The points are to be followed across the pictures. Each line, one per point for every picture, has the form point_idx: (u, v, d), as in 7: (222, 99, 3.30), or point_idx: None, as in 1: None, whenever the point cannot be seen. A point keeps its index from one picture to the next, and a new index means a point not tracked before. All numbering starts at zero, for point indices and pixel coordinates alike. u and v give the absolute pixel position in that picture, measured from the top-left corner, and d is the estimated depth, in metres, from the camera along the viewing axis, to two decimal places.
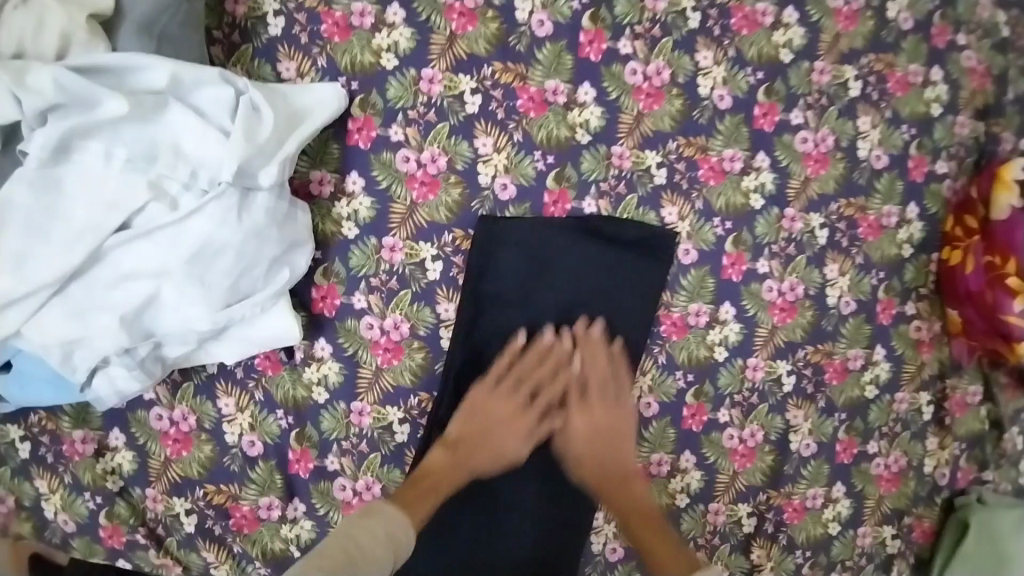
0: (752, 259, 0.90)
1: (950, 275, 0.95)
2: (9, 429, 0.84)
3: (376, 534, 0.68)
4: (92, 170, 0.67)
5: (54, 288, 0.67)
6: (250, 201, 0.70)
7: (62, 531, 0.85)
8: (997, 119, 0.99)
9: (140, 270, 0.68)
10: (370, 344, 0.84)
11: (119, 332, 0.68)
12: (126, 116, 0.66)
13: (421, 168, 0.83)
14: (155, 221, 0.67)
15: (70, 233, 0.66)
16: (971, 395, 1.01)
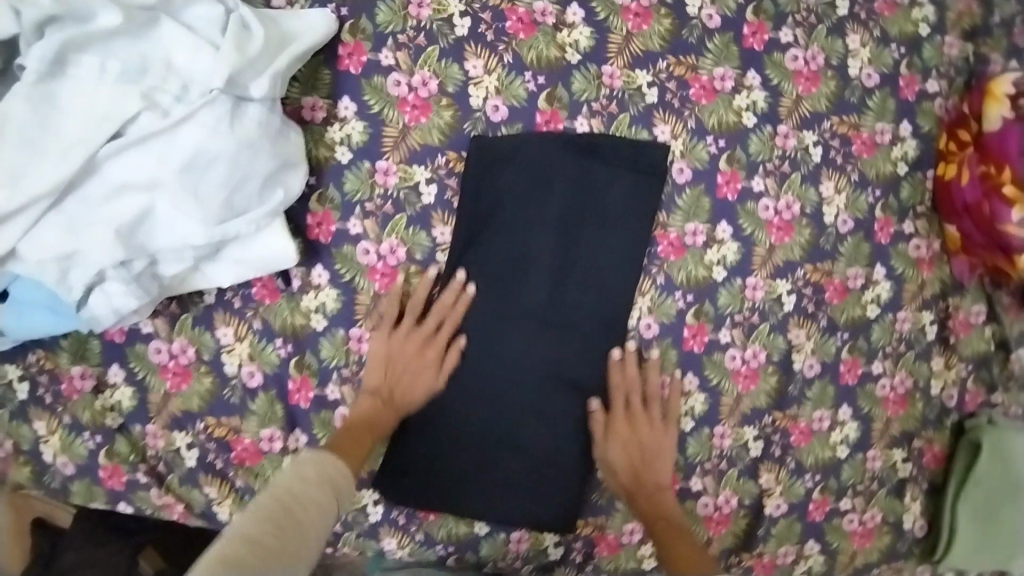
0: (747, 177, 0.90)
1: (946, 190, 0.95)
2: (8, 368, 0.82)
3: (315, 479, 0.70)
4: (85, 84, 0.67)
5: (50, 201, 0.66)
6: (243, 112, 0.70)
7: (61, 474, 0.83)
8: (985, 39, 1.00)
9: (134, 182, 0.68)
10: (367, 269, 0.84)
11: (115, 245, 0.67)
12: (119, 29, 0.66)
13: (412, 92, 0.84)
14: (149, 130, 0.67)
15: (65, 145, 0.66)
16: (974, 315, 1.01)
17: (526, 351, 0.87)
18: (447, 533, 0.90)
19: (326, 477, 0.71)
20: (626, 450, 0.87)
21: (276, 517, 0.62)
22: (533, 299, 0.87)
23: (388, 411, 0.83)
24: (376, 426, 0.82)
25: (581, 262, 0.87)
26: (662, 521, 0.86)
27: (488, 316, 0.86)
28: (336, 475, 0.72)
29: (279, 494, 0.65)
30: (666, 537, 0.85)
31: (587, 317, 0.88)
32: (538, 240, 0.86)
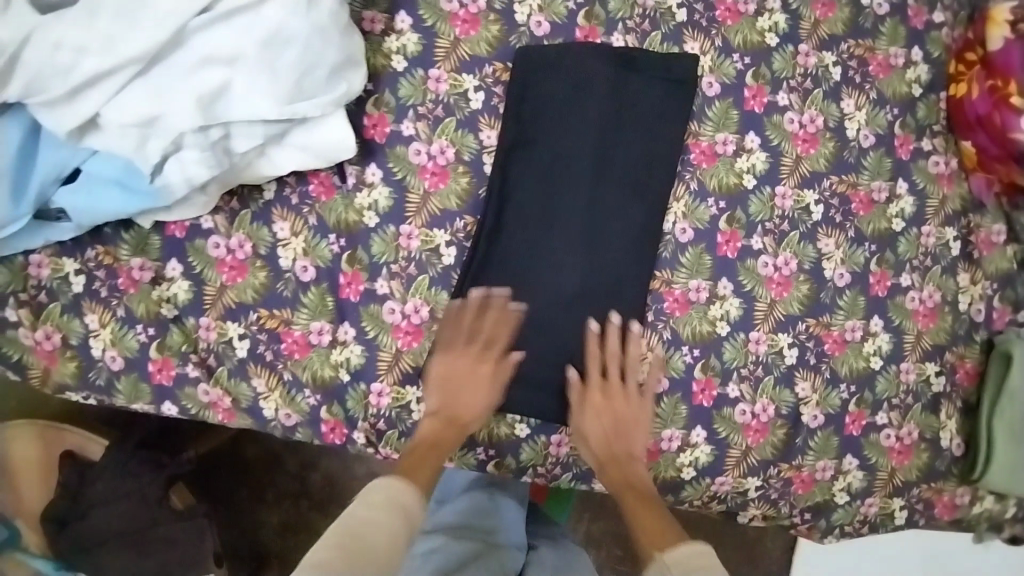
0: (772, 92, 0.96)
1: (958, 105, 1.01)
2: (66, 262, 0.87)
3: (385, 503, 0.71)
4: None
5: (140, 67, 0.75)
6: (317, 1, 0.78)
7: (108, 369, 0.87)
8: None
9: (216, 56, 0.76)
10: (418, 169, 0.90)
11: (195, 110, 0.75)
12: None
13: (463, 8, 0.91)
14: (235, 8, 0.75)
15: (157, 16, 0.74)
16: (996, 235, 1.04)
17: (567, 247, 0.91)
18: (488, 434, 0.90)
19: (399, 503, 0.71)
20: (599, 422, 0.87)
21: (339, 551, 0.64)
22: (574, 197, 0.91)
23: (454, 429, 0.84)
24: (437, 443, 0.83)
25: (618, 165, 0.92)
26: (636, 493, 0.83)
27: (532, 212, 0.90)
28: (409, 500, 0.72)
29: (345, 529, 0.66)
30: (634, 506, 0.81)
31: (625, 217, 0.92)
32: (579, 143, 0.91)
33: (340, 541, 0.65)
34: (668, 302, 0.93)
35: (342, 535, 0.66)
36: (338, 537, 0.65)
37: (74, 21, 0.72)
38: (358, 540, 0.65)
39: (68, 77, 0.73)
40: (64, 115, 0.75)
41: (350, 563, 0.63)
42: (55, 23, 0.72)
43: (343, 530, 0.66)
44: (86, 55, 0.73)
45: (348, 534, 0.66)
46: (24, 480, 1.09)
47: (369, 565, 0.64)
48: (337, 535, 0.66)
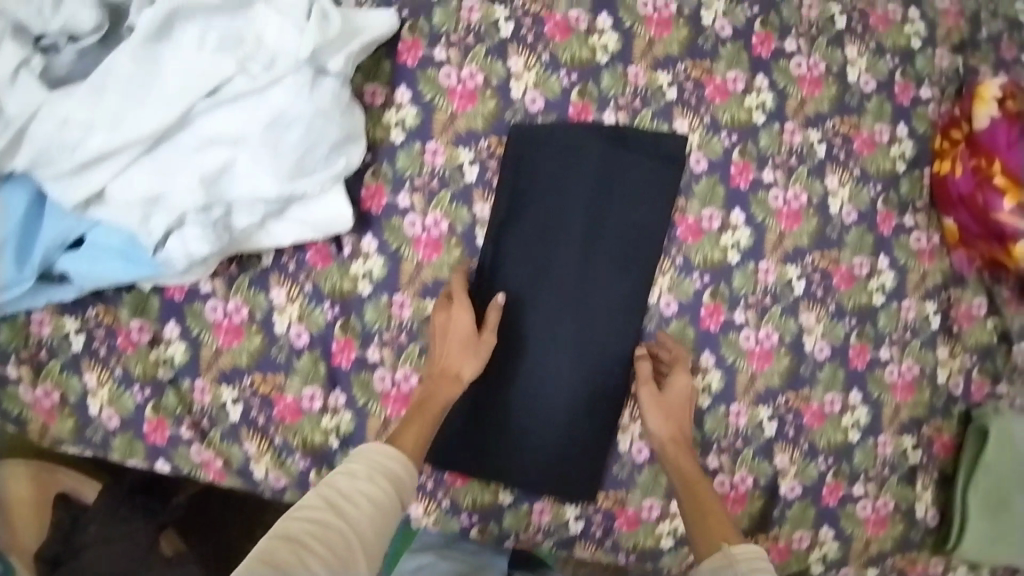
0: (758, 169, 0.98)
1: (942, 183, 1.02)
2: (67, 320, 0.90)
3: (370, 472, 0.73)
4: (187, 49, 0.77)
5: (145, 146, 0.76)
6: (320, 83, 0.79)
7: (104, 428, 0.90)
8: (974, 52, 1.10)
9: (220, 137, 0.78)
10: (412, 240, 0.92)
11: (198, 189, 0.77)
12: (220, 6, 0.78)
13: (461, 83, 0.93)
14: (241, 91, 0.77)
15: (164, 99, 0.76)
16: (976, 307, 1.06)
17: (557, 315, 0.93)
18: (473, 501, 0.93)
19: (383, 470, 0.74)
20: (666, 404, 0.91)
21: (316, 518, 0.67)
22: (564, 267, 0.94)
23: (445, 385, 0.85)
24: (445, 401, 0.85)
25: (608, 236, 0.94)
26: (690, 488, 0.87)
27: (524, 281, 0.93)
28: (396, 468, 0.75)
29: (326, 494, 0.69)
30: (701, 501, 0.85)
31: (615, 286, 0.94)
32: (571, 215, 0.94)
33: (318, 506, 0.68)
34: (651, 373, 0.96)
35: (322, 502, 0.69)
36: (313, 503, 0.68)
37: (82, 100, 0.74)
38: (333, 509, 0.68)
39: (74, 152, 0.75)
40: (69, 188, 0.76)
41: (325, 530, 0.66)
42: (64, 102, 0.74)
43: (325, 497, 0.69)
44: (92, 132, 0.75)
45: (328, 500, 0.69)
46: (19, 518, 1.11)
47: (347, 531, 0.67)
48: (317, 500, 0.69)
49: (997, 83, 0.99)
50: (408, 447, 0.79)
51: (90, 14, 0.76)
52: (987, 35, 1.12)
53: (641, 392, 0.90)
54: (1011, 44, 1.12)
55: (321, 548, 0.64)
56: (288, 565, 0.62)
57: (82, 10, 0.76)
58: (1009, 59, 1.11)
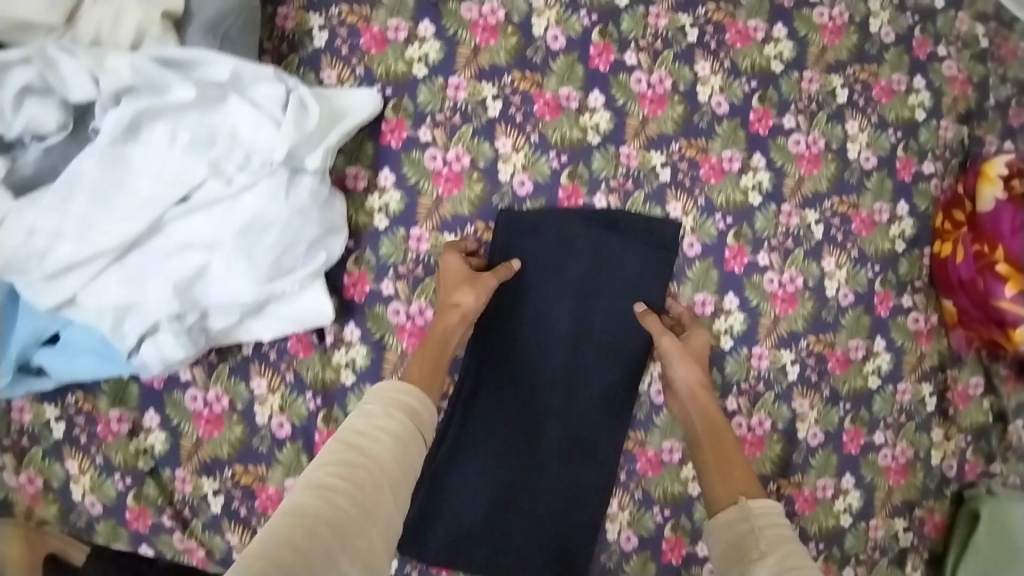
0: (753, 252, 0.96)
1: (942, 266, 0.99)
2: (46, 408, 0.86)
3: (386, 408, 0.70)
4: (157, 150, 0.73)
5: (115, 254, 0.73)
6: (297, 182, 0.77)
7: (87, 514, 0.87)
8: (979, 123, 1.04)
9: (194, 242, 0.75)
10: (397, 328, 0.90)
11: (171, 298, 0.74)
12: (191, 103, 0.73)
13: (446, 166, 0.91)
14: (214, 195, 0.74)
15: (134, 206, 0.72)
16: (972, 387, 1.04)
17: (544, 402, 0.92)
18: None
19: (399, 403, 0.71)
20: (687, 351, 0.88)
21: (342, 461, 0.64)
22: (553, 355, 0.92)
23: (449, 316, 0.84)
24: (445, 332, 0.83)
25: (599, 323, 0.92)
26: (711, 432, 0.84)
27: (513, 367, 0.91)
28: (412, 402, 0.72)
29: (345, 438, 0.67)
30: (725, 451, 0.82)
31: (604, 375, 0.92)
32: (561, 301, 0.92)
33: (341, 450, 0.65)
34: (641, 462, 0.93)
35: (343, 445, 0.66)
36: (336, 449, 0.65)
37: (48, 209, 0.70)
38: (359, 451, 0.65)
39: (43, 261, 0.71)
40: (39, 294, 0.73)
41: (354, 473, 0.64)
42: (29, 210, 0.70)
43: (344, 441, 0.66)
44: (60, 241, 0.71)
45: (348, 442, 0.66)
46: None
47: (375, 472, 0.65)
48: (336, 445, 0.66)
49: (1003, 164, 0.97)
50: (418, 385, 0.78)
51: (55, 114, 0.72)
52: (995, 102, 1.05)
53: (663, 341, 0.88)
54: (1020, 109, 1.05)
55: (353, 491, 0.62)
56: (322, 513, 0.59)
57: (46, 111, 0.72)
58: (1016, 127, 1.04)
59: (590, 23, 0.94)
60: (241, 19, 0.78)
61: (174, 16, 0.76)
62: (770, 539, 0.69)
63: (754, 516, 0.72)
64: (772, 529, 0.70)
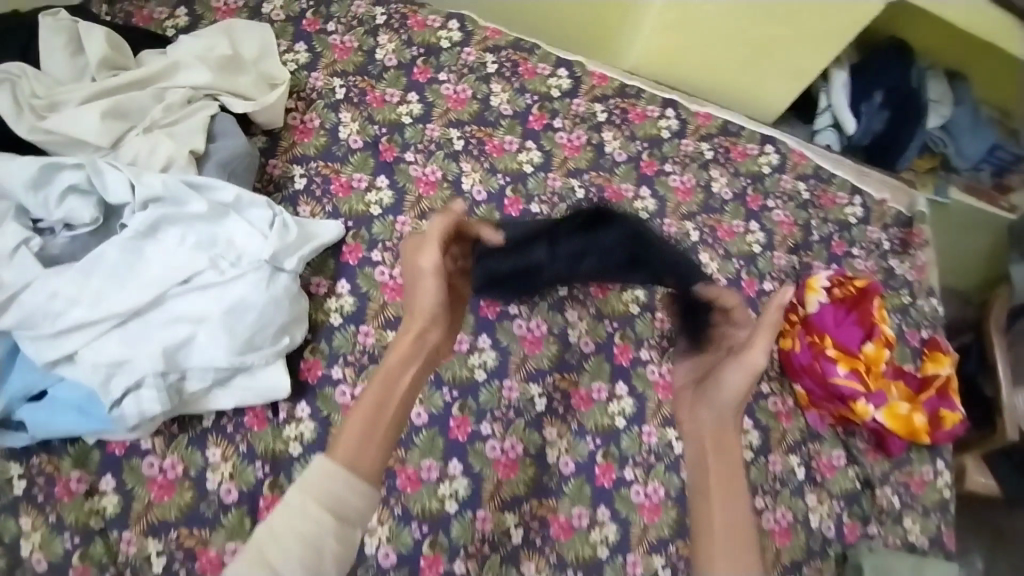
0: (636, 348, 1.20)
1: (786, 357, 1.26)
2: (11, 465, 0.96)
3: (309, 503, 0.81)
4: (167, 247, 0.98)
5: (117, 320, 0.94)
6: (276, 278, 1.00)
7: (31, 570, 0.91)
8: (806, 252, 1.38)
9: (185, 317, 0.95)
10: (342, 407, 1.06)
11: (159, 357, 0.92)
12: (201, 215, 0.99)
13: (392, 279, 1.15)
14: (209, 281, 0.96)
15: (141, 285, 0.95)
16: (835, 458, 1.25)
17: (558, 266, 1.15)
18: None
19: (319, 492, 0.82)
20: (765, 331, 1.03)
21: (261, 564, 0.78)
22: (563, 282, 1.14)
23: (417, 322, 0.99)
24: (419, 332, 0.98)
25: (624, 256, 1.14)
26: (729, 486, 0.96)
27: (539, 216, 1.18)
28: (336, 489, 0.83)
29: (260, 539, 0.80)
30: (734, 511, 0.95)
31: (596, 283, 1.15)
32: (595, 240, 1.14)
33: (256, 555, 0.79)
34: (553, 527, 1.07)
35: (258, 548, 0.80)
36: (252, 556, 0.79)
37: (70, 281, 0.94)
38: (268, 557, 0.79)
39: (54, 320, 0.93)
40: (42, 348, 0.92)
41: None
42: (56, 280, 0.93)
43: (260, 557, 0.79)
44: (74, 305, 0.93)
45: (262, 560, 0.78)
46: None
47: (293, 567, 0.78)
48: (251, 547, 0.80)
49: (823, 276, 1.29)
50: (341, 457, 0.86)
51: (90, 210, 0.99)
52: (820, 237, 1.40)
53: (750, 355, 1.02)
54: (841, 241, 1.42)
55: None
56: None
57: (84, 208, 0.99)
58: (840, 254, 1.40)
59: (505, 182, 1.26)
60: (247, 161, 1.08)
61: (197, 154, 1.06)
62: None
63: None
64: None
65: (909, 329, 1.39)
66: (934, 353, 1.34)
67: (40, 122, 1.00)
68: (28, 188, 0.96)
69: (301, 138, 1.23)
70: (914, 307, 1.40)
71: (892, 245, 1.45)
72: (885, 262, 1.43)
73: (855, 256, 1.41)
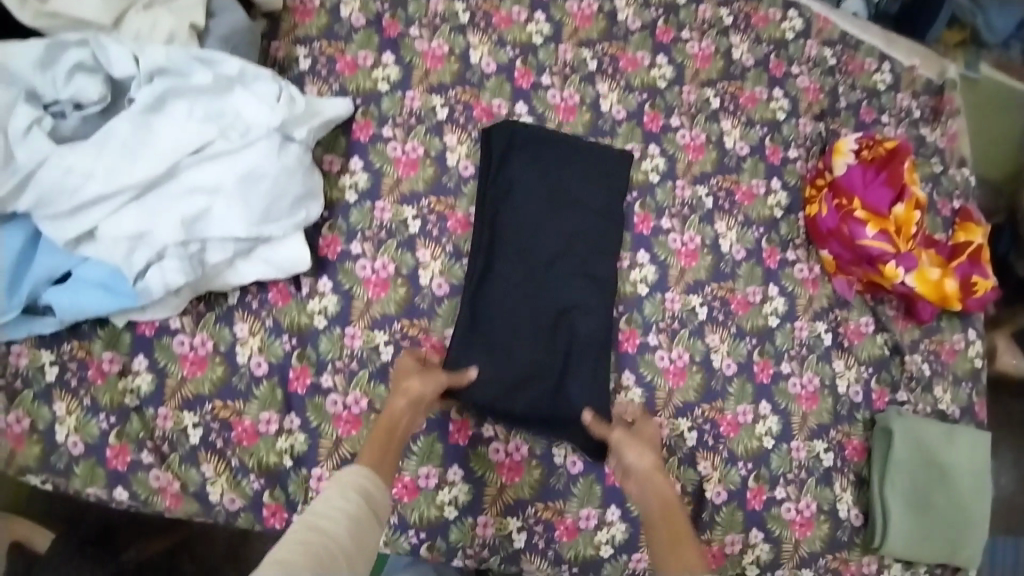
0: (656, 218, 1.17)
1: (813, 223, 1.19)
2: (43, 353, 0.94)
3: (349, 493, 0.79)
4: (175, 118, 0.94)
5: (134, 193, 0.91)
6: (288, 148, 0.97)
7: (68, 454, 0.93)
8: (833, 118, 1.29)
9: (200, 188, 0.93)
10: (363, 281, 1.06)
11: (179, 228, 0.91)
12: (208, 86, 0.96)
13: (405, 154, 1.13)
14: (221, 150, 0.94)
15: (153, 155, 0.92)
16: (864, 325, 1.19)
17: (491, 333, 1.05)
18: (419, 517, 0.99)
19: (358, 487, 0.80)
20: (640, 440, 0.99)
21: (306, 538, 0.71)
22: (541, 260, 1.10)
23: (410, 402, 0.94)
24: (399, 417, 0.92)
25: (545, 330, 1.07)
26: (667, 516, 0.90)
27: (536, 190, 1.13)
28: (370, 485, 0.82)
29: (306, 519, 0.74)
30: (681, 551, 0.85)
31: (523, 406, 1.02)
32: (551, 268, 1.10)
33: (303, 529, 0.72)
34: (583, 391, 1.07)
35: (302, 526, 0.73)
36: (297, 535, 0.71)
37: (82, 154, 0.89)
38: (317, 532, 0.72)
39: (73, 197, 0.88)
40: (60, 228, 0.89)
41: (316, 544, 0.70)
42: (69, 154, 0.89)
43: (304, 523, 0.73)
44: (90, 180, 0.89)
45: (306, 523, 0.73)
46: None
47: (332, 542, 0.71)
48: (297, 525, 0.73)
49: (850, 139, 1.20)
50: (373, 466, 0.85)
51: (98, 87, 0.94)
52: (847, 104, 1.30)
53: (614, 431, 0.99)
54: (870, 109, 1.31)
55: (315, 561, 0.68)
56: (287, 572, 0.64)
57: (91, 85, 0.93)
58: (869, 121, 1.30)
59: (514, 55, 1.21)
60: (247, 39, 1.06)
61: (197, 30, 1.02)
62: None
63: None
64: None
65: (939, 198, 1.29)
66: (965, 223, 1.25)
67: (42, 6, 0.94)
68: (33, 67, 0.91)
69: (302, 19, 1.16)
70: (944, 176, 1.31)
71: (922, 115, 1.33)
72: (915, 131, 1.32)
73: (884, 123, 1.31)
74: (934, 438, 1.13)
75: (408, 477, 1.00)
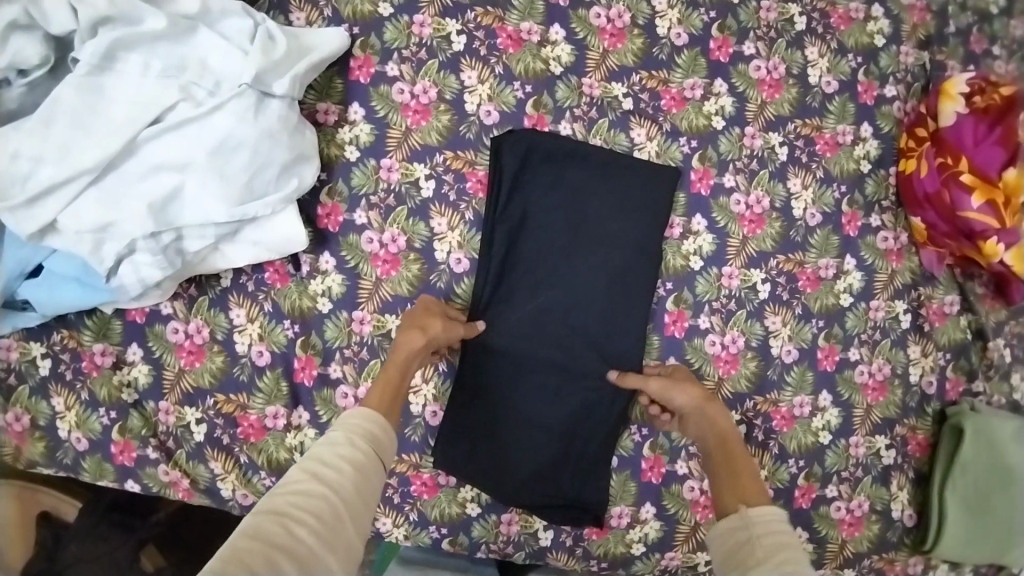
0: (719, 174, 0.97)
1: (907, 182, 0.98)
2: (32, 346, 0.87)
3: (352, 436, 0.66)
4: (130, 79, 0.77)
5: (92, 176, 0.76)
6: (266, 105, 0.80)
7: (74, 450, 0.88)
8: (940, 47, 1.03)
9: (168, 164, 0.78)
10: (370, 256, 0.92)
11: (147, 216, 0.77)
12: (162, 33, 0.77)
13: (414, 99, 0.93)
14: (185, 117, 0.77)
15: (108, 129, 0.76)
16: (948, 305, 1.02)
17: (494, 394, 0.93)
18: (440, 514, 0.93)
19: (363, 430, 0.67)
20: (680, 380, 0.89)
21: (304, 490, 0.59)
22: (554, 308, 0.94)
23: (414, 337, 0.83)
24: (405, 355, 0.81)
25: (558, 389, 0.94)
26: (723, 445, 0.82)
27: (555, 216, 0.95)
28: (376, 428, 0.68)
29: (306, 465, 0.62)
30: (734, 477, 0.77)
31: (521, 476, 0.93)
32: (568, 316, 0.95)
33: (301, 479, 0.61)
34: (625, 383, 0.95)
35: (302, 473, 0.61)
36: (291, 489, 0.60)
37: (30, 135, 0.75)
38: (316, 487, 0.60)
39: (26, 185, 0.75)
40: (22, 221, 0.75)
41: (317, 499, 0.59)
42: (14, 136, 0.75)
43: (302, 468, 0.62)
44: (42, 165, 0.75)
45: (305, 469, 0.61)
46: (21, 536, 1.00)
47: (335, 497, 0.60)
48: (296, 472, 0.61)
49: (964, 79, 0.96)
50: (377, 407, 0.73)
51: (37, 47, 0.76)
52: (956, 29, 1.04)
53: (648, 383, 0.89)
54: (981, 37, 1.04)
55: (314, 523, 0.57)
56: (279, 544, 0.55)
57: (29, 46, 0.76)
58: (977, 54, 1.04)
59: None
60: None
61: None
62: (762, 553, 0.64)
63: (753, 529, 0.67)
64: (771, 535, 0.66)
65: None
66: None
67: None
68: None
69: None
70: None
71: None
72: None
73: (996, 56, 1.03)
74: (1006, 438, 0.99)
75: (427, 474, 0.93)
